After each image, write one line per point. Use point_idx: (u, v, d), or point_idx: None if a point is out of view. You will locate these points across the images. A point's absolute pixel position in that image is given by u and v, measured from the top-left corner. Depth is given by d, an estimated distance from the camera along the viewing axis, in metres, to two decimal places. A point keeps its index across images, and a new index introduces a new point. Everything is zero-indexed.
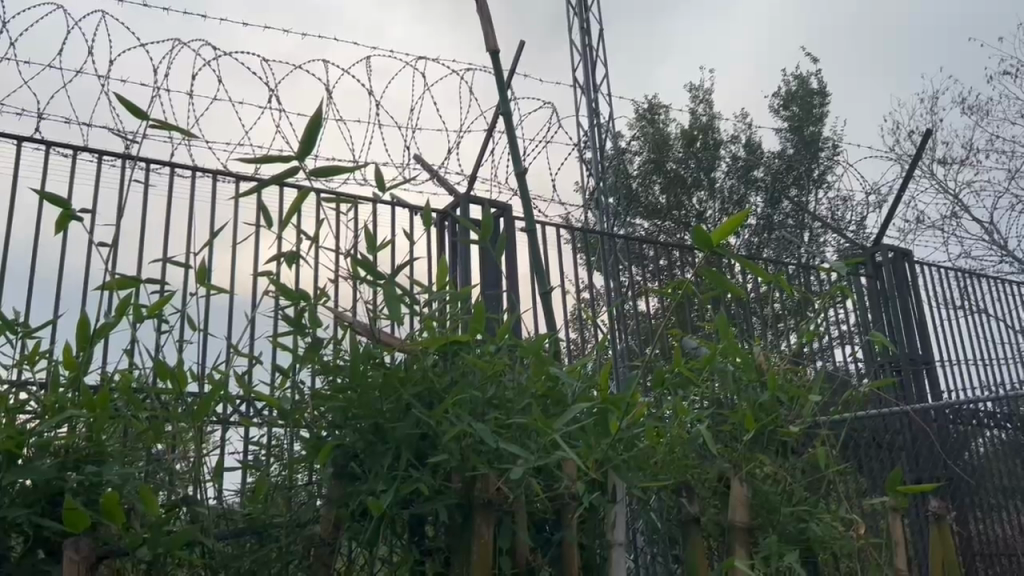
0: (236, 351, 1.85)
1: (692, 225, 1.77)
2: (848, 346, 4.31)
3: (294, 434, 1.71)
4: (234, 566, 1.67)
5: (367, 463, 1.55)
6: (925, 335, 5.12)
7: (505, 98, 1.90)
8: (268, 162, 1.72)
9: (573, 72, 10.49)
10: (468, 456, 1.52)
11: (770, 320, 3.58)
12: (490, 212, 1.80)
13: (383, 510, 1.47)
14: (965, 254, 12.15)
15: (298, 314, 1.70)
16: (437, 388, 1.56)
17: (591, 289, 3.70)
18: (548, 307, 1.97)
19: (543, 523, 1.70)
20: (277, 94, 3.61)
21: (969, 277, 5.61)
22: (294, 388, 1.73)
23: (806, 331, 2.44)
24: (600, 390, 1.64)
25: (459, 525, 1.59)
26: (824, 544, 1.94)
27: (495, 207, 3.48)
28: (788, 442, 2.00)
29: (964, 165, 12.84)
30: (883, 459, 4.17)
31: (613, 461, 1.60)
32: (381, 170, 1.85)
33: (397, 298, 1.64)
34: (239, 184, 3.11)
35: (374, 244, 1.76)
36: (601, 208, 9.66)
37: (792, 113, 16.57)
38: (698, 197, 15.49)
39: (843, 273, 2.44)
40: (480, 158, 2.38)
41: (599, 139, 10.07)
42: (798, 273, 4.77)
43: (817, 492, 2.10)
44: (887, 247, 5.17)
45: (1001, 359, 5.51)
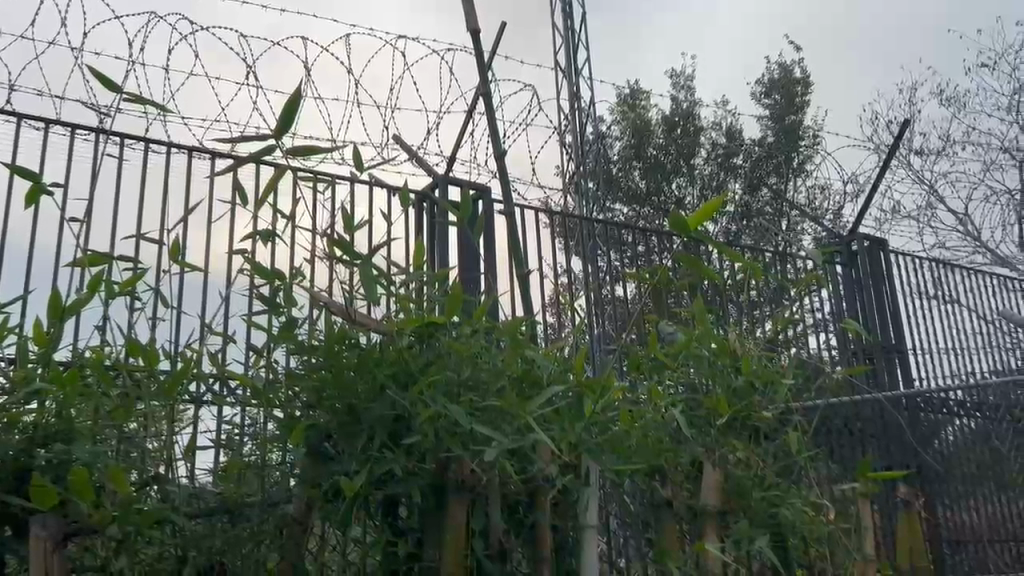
0: (210, 329, 1.83)
1: (670, 210, 1.77)
2: (822, 334, 4.35)
3: (267, 414, 1.70)
4: (206, 544, 1.69)
5: (341, 444, 1.55)
6: (899, 324, 5.17)
7: (485, 79, 1.89)
8: (244, 139, 1.70)
9: (554, 55, 10.44)
10: (443, 438, 1.51)
11: (747, 307, 3.60)
12: (469, 193, 1.79)
13: (356, 490, 1.47)
14: (939, 245, 12.26)
15: (273, 294, 1.69)
16: (411, 368, 1.56)
17: (569, 273, 3.70)
18: (525, 289, 1.96)
19: (518, 505, 1.70)
20: (255, 70, 3.56)
21: (943, 267, 5.67)
22: (267, 367, 1.72)
23: (781, 318, 2.45)
24: (576, 373, 1.64)
25: (430, 508, 1.59)
26: (793, 530, 1.97)
27: (474, 188, 3.47)
28: (761, 427, 2.01)
29: (941, 156, 12.93)
30: (853, 445, 4.23)
31: (588, 445, 1.60)
32: (359, 150, 1.83)
33: (373, 278, 1.63)
34: (214, 161, 3.07)
35: (351, 224, 1.74)
36: (581, 191, 9.71)
37: (773, 101, 16.61)
38: (677, 183, 15.58)
39: (820, 260, 2.44)
40: (459, 139, 2.35)
41: (580, 123, 10.06)
42: (775, 260, 4.79)
43: (789, 478, 2.12)
44: (863, 236, 5.20)
45: (972, 348, 5.57)
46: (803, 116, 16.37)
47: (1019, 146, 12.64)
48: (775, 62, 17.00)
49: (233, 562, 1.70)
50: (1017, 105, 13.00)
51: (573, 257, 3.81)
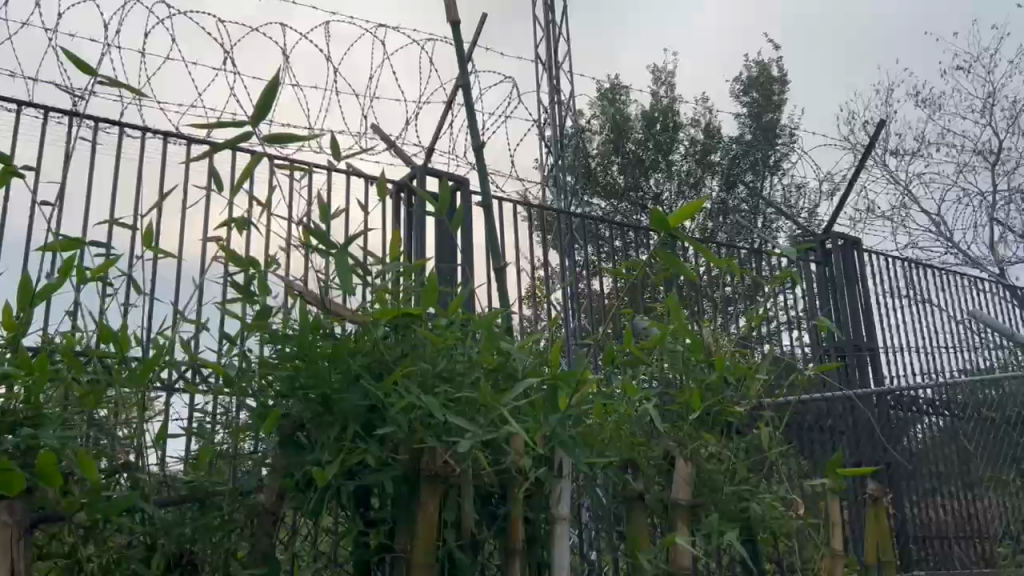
0: (182, 316, 1.81)
1: (648, 206, 1.77)
2: (796, 331, 4.39)
3: (239, 402, 1.68)
4: (176, 532, 1.67)
5: (314, 434, 1.54)
6: (871, 323, 5.23)
7: (465, 70, 1.88)
8: (220, 125, 1.68)
9: (535, 48, 10.40)
10: (417, 430, 1.51)
11: (721, 303, 3.63)
12: (447, 183, 1.78)
13: (329, 479, 1.47)
14: (912, 245, 12.41)
15: (247, 281, 1.68)
16: (386, 359, 1.56)
17: (546, 266, 3.70)
18: (501, 281, 1.96)
19: (490, 497, 1.70)
20: (232, 56, 3.53)
21: (915, 267, 5.74)
22: (240, 356, 1.70)
23: (755, 314, 2.47)
24: (551, 365, 1.64)
25: (402, 498, 1.58)
26: (762, 524, 1.99)
27: (452, 179, 3.46)
28: (733, 422, 2.03)
29: (916, 157, 13.09)
30: (823, 442, 4.28)
31: (561, 437, 1.61)
32: (336, 139, 1.81)
33: (349, 268, 1.62)
34: (189, 146, 3.04)
35: (327, 213, 1.73)
36: (560, 186, 9.73)
37: (751, 98, 16.69)
38: (655, 178, 15.64)
39: (794, 258, 2.46)
40: (438, 129, 2.34)
41: (559, 117, 10.05)
42: (750, 257, 4.82)
43: (760, 472, 2.14)
44: (838, 235, 5.24)
45: (942, 347, 5.66)
46: (780, 115, 16.47)
47: (991, 148, 12.81)
48: (754, 60, 17.09)
49: (203, 551, 1.68)
50: (990, 108, 13.18)
51: (550, 250, 3.81)
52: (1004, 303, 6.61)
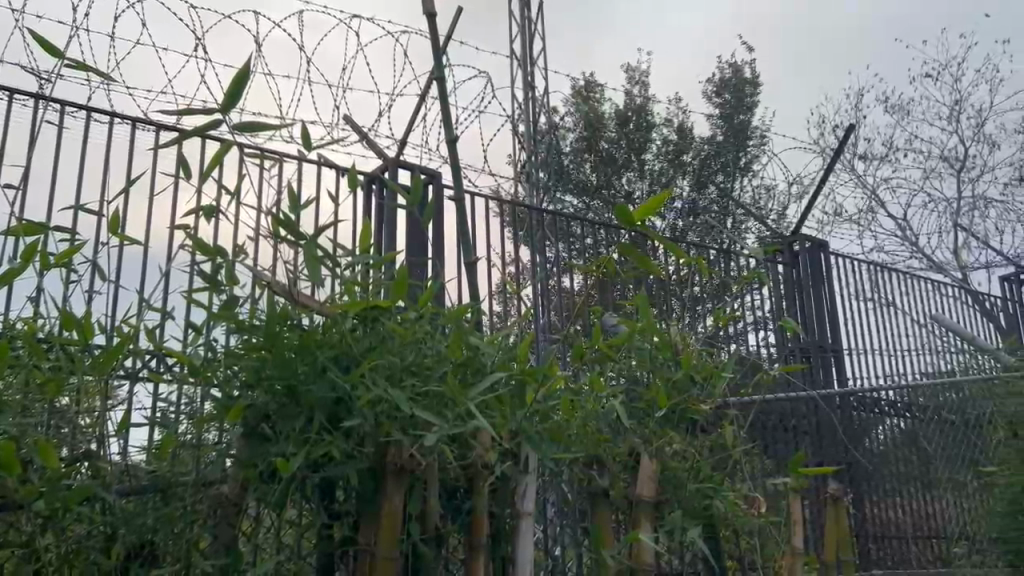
0: (147, 304, 1.79)
1: (617, 203, 1.77)
2: (762, 331, 4.43)
3: (204, 391, 1.67)
4: (137, 522, 1.66)
5: (280, 425, 1.53)
6: (836, 325, 5.29)
7: (439, 63, 1.87)
8: (189, 112, 1.66)
9: (511, 44, 10.39)
10: (383, 422, 1.51)
11: (689, 302, 3.65)
12: (418, 175, 1.77)
13: (293, 471, 1.46)
14: (878, 248, 12.59)
15: (213, 270, 1.66)
16: (353, 352, 1.55)
17: (517, 262, 3.70)
18: (471, 275, 1.95)
19: (455, 491, 1.70)
20: (203, 43, 3.49)
21: (880, 270, 5.82)
22: (205, 345, 1.69)
23: (723, 313, 2.49)
24: (520, 360, 1.65)
25: (367, 492, 1.58)
26: (723, 520, 2.01)
27: (424, 172, 3.45)
28: (698, 420, 2.05)
29: (884, 162, 13.26)
30: (787, 441, 4.33)
31: (528, 432, 1.62)
32: (307, 128, 1.80)
33: (317, 259, 1.61)
34: (158, 133, 3.00)
35: (296, 203, 1.71)
36: (532, 182, 9.76)
37: (724, 100, 16.80)
38: (626, 177, 15.73)
39: (762, 259, 2.47)
40: (412, 121, 2.32)
41: (533, 113, 10.06)
42: (718, 258, 4.86)
43: (724, 471, 2.16)
44: (805, 237, 5.30)
45: (904, 349, 5.74)
46: (752, 116, 16.61)
47: (957, 155, 13.01)
48: (727, 62, 17.21)
49: (164, 542, 1.67)
50: (957, 115, 13.39)
51: (521, 245, 3.81)
52: (966, 307, 6.72)
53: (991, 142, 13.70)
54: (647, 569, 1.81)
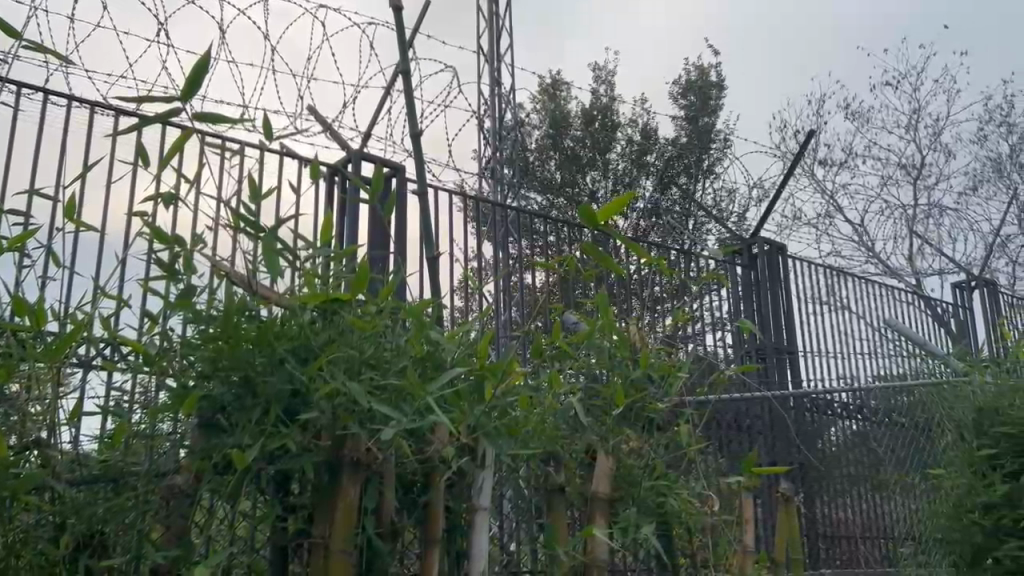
0: (103, 292, 1.77)
1: (579, 202, 1.77)
2: (719, 332, 4.48)
3: (158, 381, 1.65)
4: (87, 513, 1.66)
5: (235, 417, 1.52)
6: (792, 327, 5.38)
7: (405, 57, 1.87)
8: (148, 99, 1.63)
9: (478, 39, 10.37)
10: (340, 415, 1.50)
11: (649, 301, 3.68)
12: (381, 168, 1.76)
13: (247, 464, 1.45)
14: (835, 253, 12.81)
15: (172, 259, 1.64)
16: (311, 345, 1.54)
17: (479, 257, 3.70)
18: (433, 269, 1.95)
19: (411, 484, 1.71)
20: (166, 27, 3.44)
21: (836, 274, 5.92)
22: (161, 334, 1.67)
23: (682, 313, 2.52)
24: (479, 356, 1.65)
25: (322, 483, 1.56)
26: (676, 517, 2.04)
27: (387, 165, 3.43)
28: (654, 418, 2.07)
29: (843, 168, 13.49)
30: (740, 441, 4.41)
31: (485, 427, 1.62)
32: (269, 118, 1.78)
33: (277, 250, 1.60)
34: (117, 118, 2.96)
35: (257, 193, 1.70)
36: (497, 177, 9.79)
37: (689, 101, 16.94)
38: (591, 175, 15.81)
39: (721, 261, 2.50)
40: (378, 112, 2.31)
41: (499, 109, 10.06)
42: (679, 258, 4.90)
43: (678, 469, 2.18)
44: (763, 240, 5.37)
45: (858, 353, 5.85)
46: (716, 119, 16.77)
47: (914, 163, 13.26)
48: (693, 64, 17.34)
49: (114, 532, 1.65)
50: (914, 124, 13.65)
51: (483, 241, 3.81)
52: (919, 311, 6.86)
53: (947, 152, 14.00)
54: (600, 564, 1.83)
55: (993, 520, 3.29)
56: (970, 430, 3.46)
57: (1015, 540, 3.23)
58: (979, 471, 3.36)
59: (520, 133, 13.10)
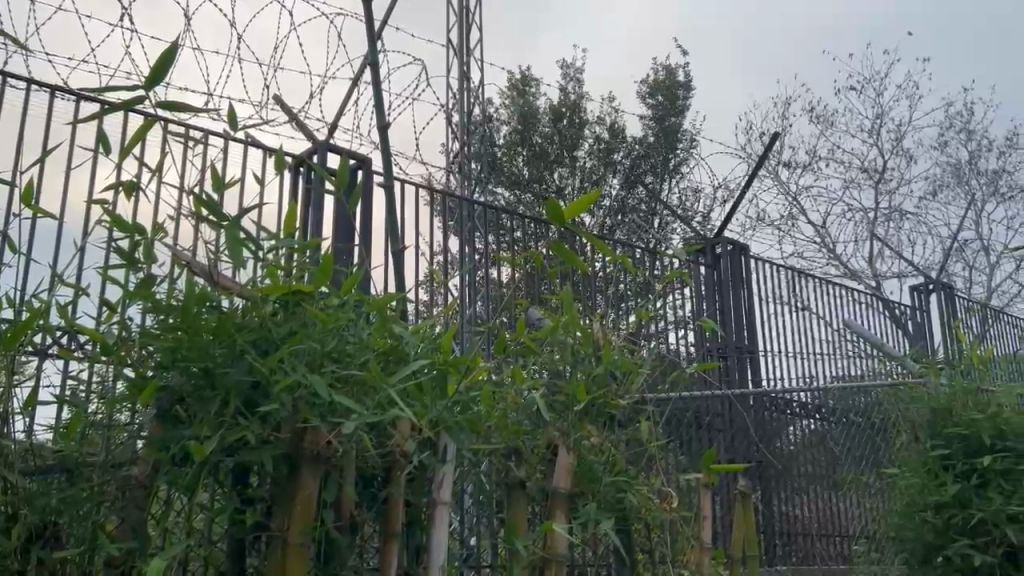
0: (60, 279, 1.74)
1: (545, 198, 1.77)
2: (682, 330, 4.52)
3: (116, 371, 1.63)
4: (40, 503, 1.67)
5: (194, 409, 1.50)
6: (753, 327, 5.44)
7: (373, 48, 1.86)
8: (112, 86, 1.61)
9: (448, 32, 10.33)
10: (301, 408, 1.49)
11: (612, 298, 3.70)
12: (346, 159, 1.75)
13: (205, 455, 1.44)
14: (796, 254, 12.99)
15: (131, 248, 1.62)
16: (272, 337, 1.53)
17: (445, 252, 3.69)
18: (398, 263, 1.94)
19: (372, 478, 1.70)
20: (130, 12, 3.39)
21: (798, 276, 5.99)
22: (120, 323, 1.65)
23: (644, 311, 2.53)
24: (442, 351, 1.66)
25: (282, 475, 1.55)
26: (635, 514, 2.07)
27: (354, 157, 3.41)
28: (615, 415, 2.08)
29: (806, 171, 13.66)
30: (700, 438, 4.44)
31: (447, 422, 1.62)
32: (234, 107, 1.76)
33: (240, 242, 1.59)
34: (78, 104, 2.91)
35: (220, 183, 1.68)
36: (463, 172, 9.76)
37: (657, 101, 17.02)
38: (558, 172, 15.84)
39: (684, 260, 2.52)
40: (344, 104, 2.29)
41: (467, 104, 10.05)
42: (644, 256, 4.93)
43: (638, 466, 2.20)
44: (727, 240, 5.41)
45: (817, 353, 5.93)
46: (683, 119, 16.89)
47: (876, 167, 13.47)
48: (661, 63, 17.43)
49: (69, 524, 1.64)
50: (878, 129, 13.86)
51: (450, 235, 3.80)
52: (877, 313, 6.97)
53: (908, 157, 14.23)
54: (560, 558, 1.85)
55: (945, 519, 3.36)
56: (924, 431, 3.52)
57: (966, 538, 3.31)
58: (933, 470, 3.43)
59: (488, 128, 13.08)
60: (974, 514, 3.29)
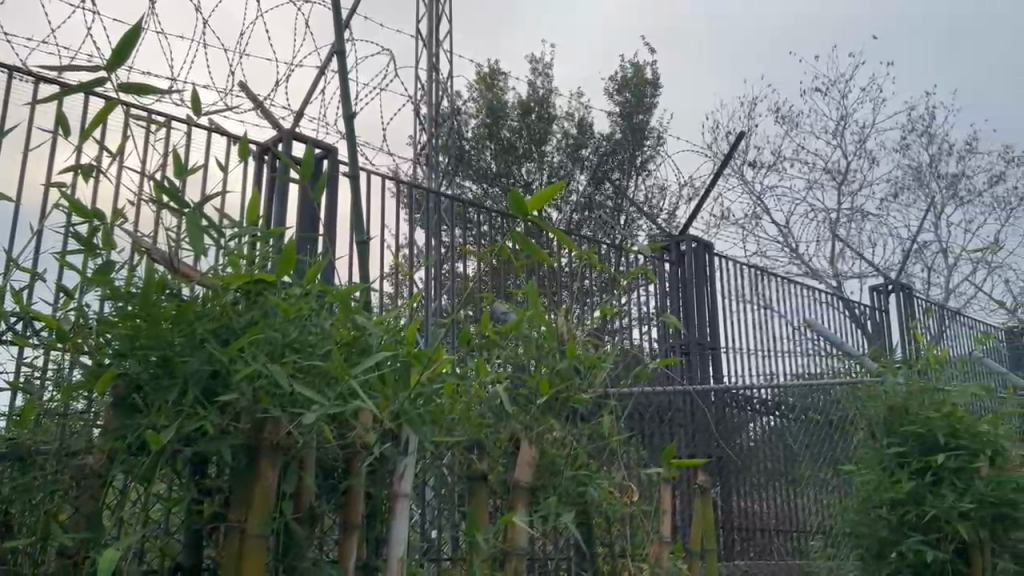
0: (15, 264, 1.71)
1: (509, 191, 1.76)
2: (646, 326, 4.54)
3: (72, 358, 1.61)
4: None
5: (152, 397, 1.48)
6: (716, 324, 5.49)
7: (340, 37, 1.84)
8: (72, 67, 1.57)
9: (417, 24, 10.29)
10: (260, 398, 1.47)
11: (577, 293, 3.71)
12: (311, 149, 1.74)
13: (161, 445, 1.42)
14: (760, 253, 13.15)
15: (89, 234, 1.59)
16: (232, 326, 1.52)
17: (411, 244, 3.67)
18: (363, 253, 1.93)
19: (332, 470, 1.69)
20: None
21: (761, 275, 6.05)
22: (76, 310, 1.62)
23: (609, 306, 2.54)
24: (406, 342, 1.65)
25: (240, 467, 1.52)
26: (597, 508, 2.07)
27: (319, 147, 3.38)
28: (577, 409, 2.09)
29: (771, 170, 13.82)
30: (662, 432, 4.48)
31: (409, 414, 1.62)
32: (197, 92, 1.73)
33: (200, 229, 1.57)
34: (37, 86, 2.85)
35: (182, 168, 1.66)
36: (431, 166, 9.74)
37: (625, 98, 17.09)
38: (526, 167, 15.85)
39: (648, 257, 2.53)
40: (311, 93, 2.27)
41: (436, 97, 10.02)
42: (609, 252, 4.95)
43: (599, 460, 2.22)
44: (691, 237, 5.45)
45: (778, 351, 6.00)
46: (650, 116, 16.98)
47: (839, 168, 13.66)
48: (629, 61, 17.49)
49: (18, 514, 1.65)
50: (841, 130, 14.05)
51: (416, 228, 3.79)
52: (837, 313, 7.06)
53: (870, 159, 14.44)
54: (519, 553, 1.84)
55: (899, 516, 3.42)
56: (881, 429, 3.59)
57: (919, 534, 3.37)
58: (888, 468, 3.49)
59: (456, 121, 13.07)
60: (927, 511, 3.35)
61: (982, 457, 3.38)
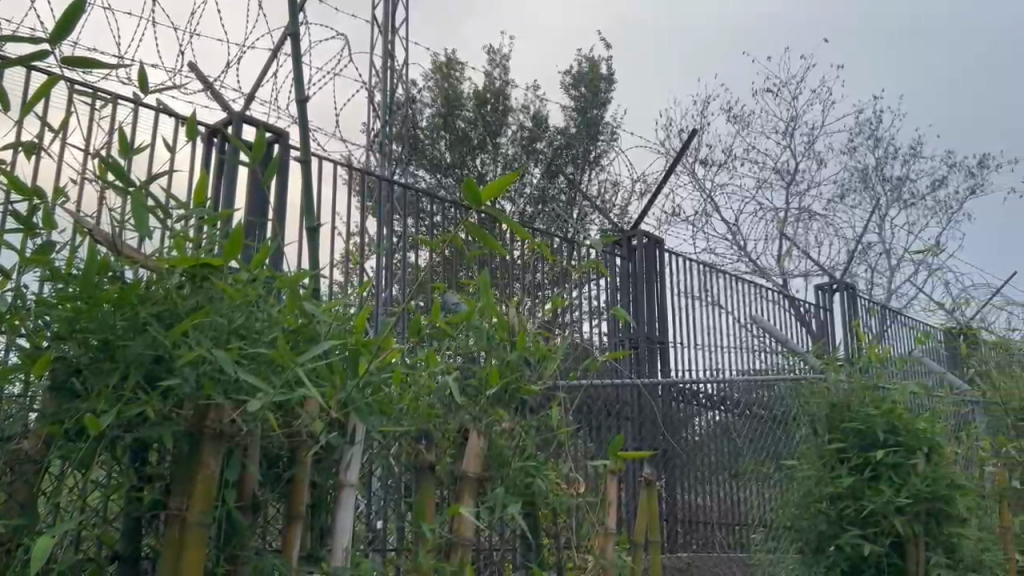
0: None
1: (462, 182, 1.75)
2: (596, 320, 4.56)
3: (8, 340, 1.56)
4: None
5: (91, 381, 1.44)
6: (664, 320, 5.54)
7: (294, 20, 1.81)
8: (12, 39, 1.52)
9: (373, 10, 10.21)
10: (204, 384, 1.44)
11: (529, 286, 3.71)
12: (262, 131, 1.70)
13: (100, 430, 1.38)
14: (708, 249, 13.32)
15: (30, 212, 1.54)
16: (177, 310, 1.48)
17: (362, 232, 3.64)
18: (312, 239, 1.90)
19: (277, 459, 1.67)
20: None
21: (710, 273, 6.12)
22: (13, 291, 1.57)
23: (560, 299, 2.54)
24: (354, 332, 1.63)
25: (182, 454, 1.48)
26: (542, 499, 2.07)
27: (270, 131, 3.33)
28: (526, 401, 2.09)
29: (721, 168, 14.00)
30: (610, 425, 4.48)
31: (356, 403, 1.60)
32: (143, 69, 1.68)
33: (145, 210, 1.53)
34: None
35: (127, 147, 1.61)
36: (385, 153, 9.68)
37: (580, 93, 17.16)
38: (480, 158, 15.85)
39: (600, 250, 2.54)
40: (263, 75, 2.23)
41: (390, 84, 9.96)
42: (561, 245, 4.96)
43: (547, 451, 2.22)
44: (643, 233, 5.48)
45: (724, 347, 6.07)
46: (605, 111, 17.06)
47: (788, 169, 13.88)
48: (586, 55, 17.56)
49: None
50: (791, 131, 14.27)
51: (368, 217, 3.75)
52: (783, 311, 7.17)
53: (818, 160, 14.69)
54: (466, 542, 1.84)
55: (838, 510, 3.50)
56: (823, 425, 3.65)
57: (857, 529, 3.45)
58: (829, 464, 3.57)
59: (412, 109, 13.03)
60: (865, 506, 3.43)
61: (918, 454, 3.47)
